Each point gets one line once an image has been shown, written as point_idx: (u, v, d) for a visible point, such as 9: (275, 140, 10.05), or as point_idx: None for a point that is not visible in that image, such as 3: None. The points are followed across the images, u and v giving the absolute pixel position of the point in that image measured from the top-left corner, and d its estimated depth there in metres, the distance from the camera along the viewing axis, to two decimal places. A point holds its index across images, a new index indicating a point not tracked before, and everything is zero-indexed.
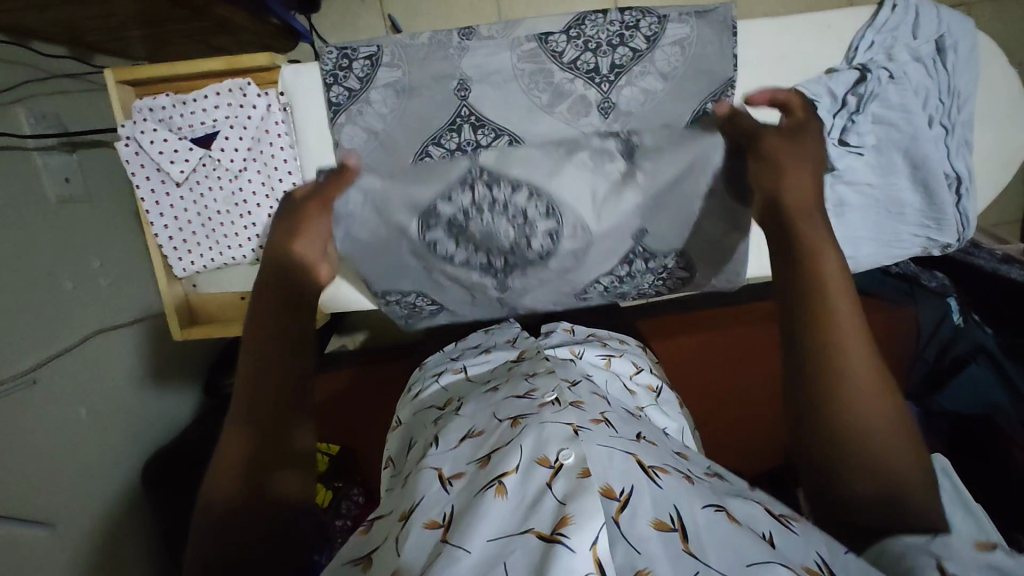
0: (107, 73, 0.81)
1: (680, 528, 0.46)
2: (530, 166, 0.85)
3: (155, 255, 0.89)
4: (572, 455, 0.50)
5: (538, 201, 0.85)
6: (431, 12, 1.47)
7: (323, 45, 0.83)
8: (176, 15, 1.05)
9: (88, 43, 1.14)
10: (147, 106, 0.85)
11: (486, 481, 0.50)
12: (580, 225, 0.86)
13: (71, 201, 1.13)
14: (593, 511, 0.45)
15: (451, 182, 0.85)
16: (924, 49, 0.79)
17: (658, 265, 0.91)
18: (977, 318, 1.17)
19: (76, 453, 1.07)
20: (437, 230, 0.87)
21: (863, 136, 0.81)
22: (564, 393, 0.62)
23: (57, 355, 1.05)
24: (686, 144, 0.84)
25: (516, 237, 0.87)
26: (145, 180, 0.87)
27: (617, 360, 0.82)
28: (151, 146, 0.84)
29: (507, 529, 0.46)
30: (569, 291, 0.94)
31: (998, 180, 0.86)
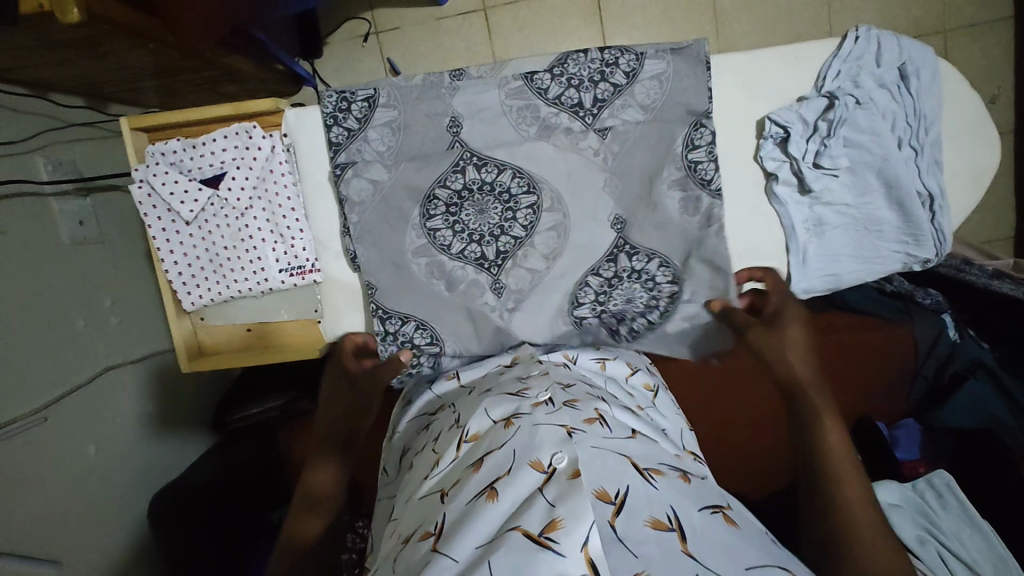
0: (123, 120, 0.87)
1: (677, 527, 0.49)
2: (520, 185, 0.88)
3: (165, 290, 0.92)
4: (564, 459, 0.53)
5: (536, 221, 0.88)
6: (428, 54, 1.54)
7: (323, 90, 0.88)
8: (187, 65, 1.11)
9: (104, 94, 1.20)
10: (159, 151, 0.90)
11: (477, 489, 0.54)
12: (561, 230, 0.88)
13: (85, 243, 1.18)
14: (583, 511, 0.47)
15: (455, 214, 0.88)
16: (888, 76, 0.84)
17: (647, 272, 0.89)
18: (973, 334, 1.18)
19: (85, 489, 1.09)
20: (444, 260, 0.89)
21: (836, 158, 0.84)
22: (557, 395, 0.65)
23: (68, 393, 1.08)
24: (673, 158, 0.87)
25: (513, 253, 0.89)
26: (156, 219, 0.90)
27: (611, 362, 0.84)
28: (162, 187, 0.88)
29: (499, 530, 0.50)
30: (560, 307, 0.90)
31: (971, 197, 0.88)
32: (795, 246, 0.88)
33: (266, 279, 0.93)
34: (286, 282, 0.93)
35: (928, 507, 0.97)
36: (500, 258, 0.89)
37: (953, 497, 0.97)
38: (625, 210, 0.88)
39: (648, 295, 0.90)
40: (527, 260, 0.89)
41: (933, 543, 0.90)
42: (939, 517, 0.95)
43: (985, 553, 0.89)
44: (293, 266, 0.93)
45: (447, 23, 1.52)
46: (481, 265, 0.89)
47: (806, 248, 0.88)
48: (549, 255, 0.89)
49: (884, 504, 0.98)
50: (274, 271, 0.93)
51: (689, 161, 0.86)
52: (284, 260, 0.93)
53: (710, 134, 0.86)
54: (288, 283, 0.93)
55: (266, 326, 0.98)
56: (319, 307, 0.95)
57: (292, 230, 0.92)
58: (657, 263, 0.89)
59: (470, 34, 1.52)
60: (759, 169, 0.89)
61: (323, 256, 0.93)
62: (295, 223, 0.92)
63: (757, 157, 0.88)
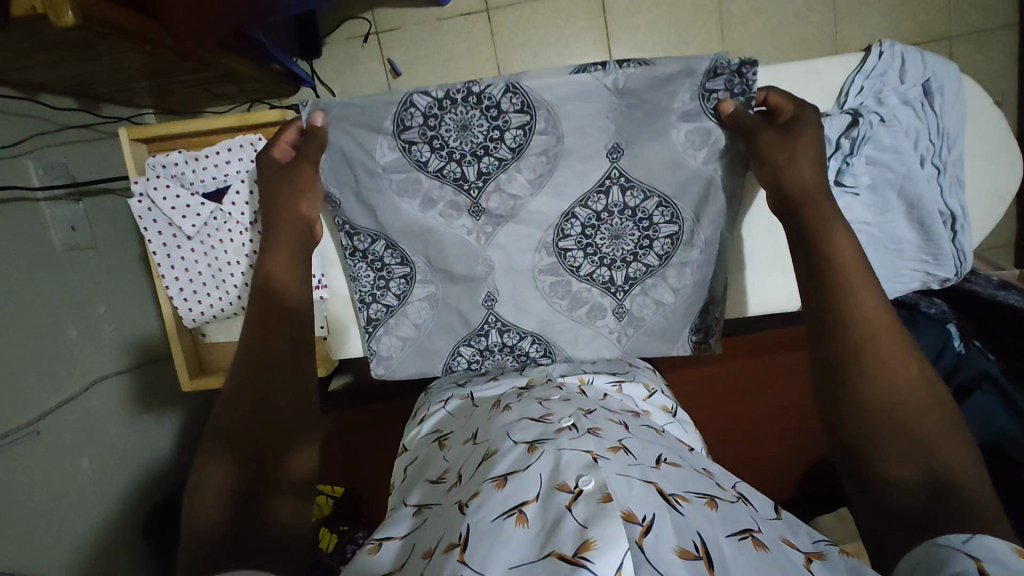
0: (121, 132, 0.82)
1: (704, 556, 0.47)
2: (512, 101, 0.76)
3: (166, 304, 0.89)
4: (591, 482, 0.52)
5: (524, 142, 0.78)
6: (428, 56, 1.51)
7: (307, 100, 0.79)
8: (184, 67, 1.08)
9: (97, 95, 1.17)
10: (159, 163, 0.84)
11: (505, 508, 0.53)
12: (551, 157, 0.79)
13: (78, 248, 1.14)
14: (617, 535, 0.47)
15: (434, 128, 0.77)
16: (912, 93, 0.81)
17: (641, 210, 0.80)
18: (978, 345, 1.19)
19: (78, 504, 1.06)
20: (422, 177, 0.80)
21: (858, 177, 0.80)
22: (580, 421, 0.66)
23: (61, 404, 1.05)
24: (688, 83, 0.75)
25: (495, 176, 0.79)
26: (156, 234, 0.85)
27: (628, 385, 0.87)
28: (163, 201, 0.83)
29: (526, 554, 0.48)
30: (544, 238, 0.82)
31: (991, 215, 0.87)
32: None
33: None
34: None
35: None
36: (482, 180, 0.79)
37: None
38: (624, 137, 0.78)
39: (641, 232, 0.81)
40: (510, 185, 0.80)
41: None
42: None
43: None
44: None
45: (449, 23, 1.49)
46: (461, 186, 0.80)
47: None
48: (536, 182, 0.80)
49: None
50: None
51: (704, 90, 0.75)
52: None
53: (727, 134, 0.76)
54: None
55: None
56: (325, 323, 0.94)
57: None
58: (655, 202, 0.80)
59: (473, 35, 1.50)
60: None
61: (330, 271, 0.91)
62: None
63: None
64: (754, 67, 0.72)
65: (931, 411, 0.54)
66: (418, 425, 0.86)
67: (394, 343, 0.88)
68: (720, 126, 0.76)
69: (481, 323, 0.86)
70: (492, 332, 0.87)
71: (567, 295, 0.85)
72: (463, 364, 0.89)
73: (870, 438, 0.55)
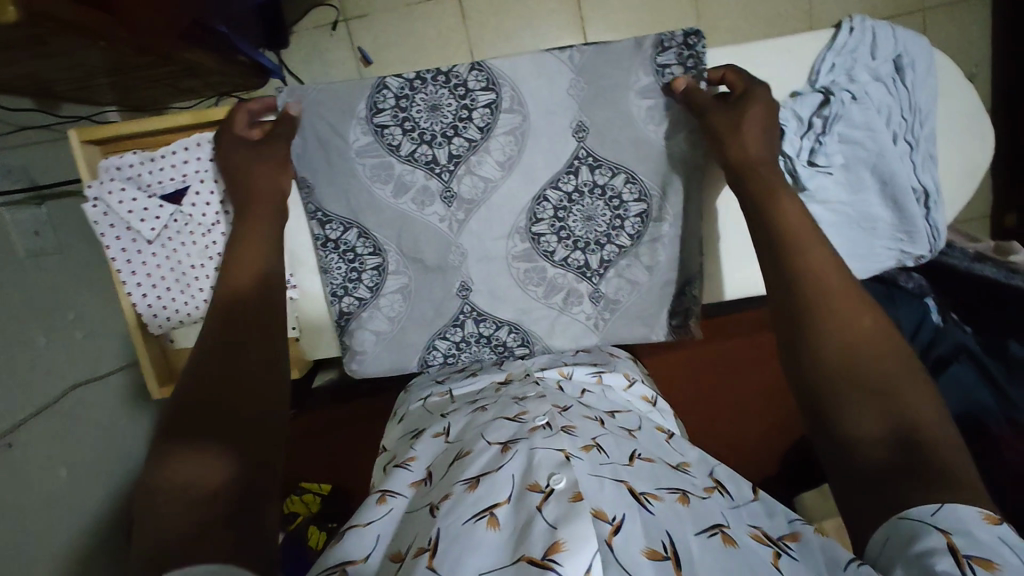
0: (70, 134, 0.76)
1: (673, 556, 0.48)
2: (478, 80, 0.76)
3: (128, 312, 0.83)
4: (562, 481, 0.52)
5: (493, 123, 0.77)
6: (399, 43, 1.47)
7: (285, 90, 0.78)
8: (143, 62, 1.04)
9: (54, 95, 1.12)
10: (114, 165, 0.78)
11: (474, 510, 0.52)
12: (519, 135, 0.78)
13: (42, 254, 1.10)
14: (585, 534, 0.46)
15: (405, 110, 0.76)
16: (882, 69, 0.81)
17: (610, 188, 0.79)
18: (955, 318, 1.20)
19: (55, 515, 1.04)
20: (393, 162, 0.78)
21: (830, 157, 0.80)
22: (555, 419, 0.65)
23: (33, 415, 1.02)
24: (642, 56, 0.76)
25: (466, 158, 0.78)
26: (115, 239, 0.79)
27: (608, 374, 0.84)
28: (119, 206, 0.77)
29: (493, 559, 0.48)
30: (517, 222, 0.80)
31: (964, 191, 0.87)
32: None
33: None
34: None
35: None
36: (453, 163, 0.78)
37: None
38: (588, 114, 0.77)
39: (612, 212, 0.80)
40: (480, 168, 0.78)
41: None
42: None
43: None
44: None
45: (418, 9, 1.45)
46: (432, 170, 0.78)
47: None
48: (506, 163, 0.78)
49: None
50: None
51: (659, 64, 0.76)
52: None
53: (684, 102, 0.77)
54: None
55: None
56: (296, 325, 0.89)
57: None
58: (623, 179, 0.79)
59: (444, 20, 1.46)
60: None
61: (299, 271, 0.86)
62: None
63: None
64: (699, 38, 0.75)
65: (899, 372, 0.54)
66: (398, 423, 0.84)
67: (367, 338, 0.85)
68: (677, 99, 0.76)
69: (456, 313, 0.84)
70: (467, 323, 0.85)
71: (543, 282, 0.83)
72: (438, 358, 0.87)
73: (843, 403, 0.54)
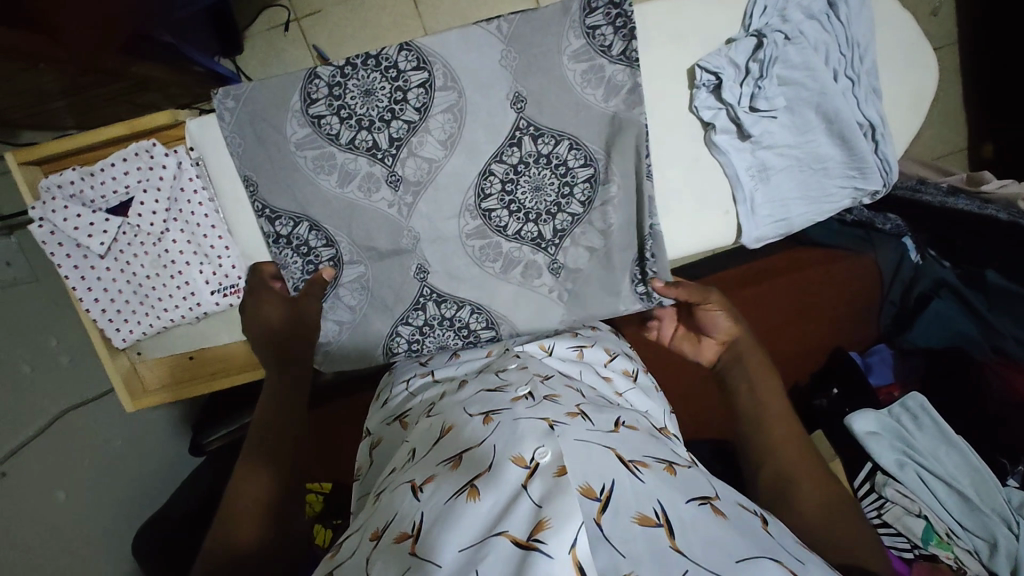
0: (7, 157, 0.75)
1: (665, 523, 0.48)
2: (408, 59, 0.76)
3: (91, 330, 0.81)
4: (548, 454, 0.51)
5: (430, 103, 0.77)
6: (353, 36, 1.46)
7: (214, 91, 0.75)
8: (91, 80, 1.02)
9: (9, 124, 1.11)
10: (55, 183, 0.77)
11: (457, 486, 0.52)
12: (457, 113, 0.78)
13: (15, 284, 1.08)
14: (571, 511, 0.45)
15: (340, 97, 0.76)
16: (816, 6, 0.79)
17: (556, 156, 0.80)
18: (935, 254, 1.17)
19: (59, 538, 1.06)
20: (335, 151, 0.78)
21: (772, 99, 0.79)
22: (537, 388, 0.65)
23: (23, 444, 1.03)
24: (571, 21, 0.76)
25: (407, 140, 0.78)
26: (66, 258, 0.78)
27: (589, 350, 0.82)
28: (65, 224, 0.76)
29: (481, 530, 0.47)
30: (465, 201, 0.81)
31: (912, 123, 0.86)
32: (741, 194, 0.83)
33: (198, 305, 0.83)
34: (221, 304, 0.84)
35: (905, 430, 1.05)
36: (395, 147, 0.78)
37: (927, 414, 1.05)
38: (525, 85, 0.78)
39: (560, 180, 0.81)
40: (423, 149, 0.79)
41: (911, 464, 1.01)
42: (915, 438, 1.04)
43: (962, 468, 0.99)
44: (225, 286, 0.84)
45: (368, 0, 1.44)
46: (375, 156, 0.78)
47: (753, 196, 0.84)
48: (447, 142, 0.79)
49: (863, 434, 1.04)
50: (206, 296, 0.83)
51: (587, 26, 0.76)
52: (214, 281, 0.83)
53: (616, 60, 0.77)
54: (223, 304, 0.84)
55: (207, 352, 0.90)
56: None
57: (216, 249, 0.82)
58: (567, 146, 0.80)
59: (396, 9, 1.44)
60: (695, 120, 0.83)
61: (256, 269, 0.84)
62: (218, 241, 0.82)
63: (692, 108, 0.83)
64: None
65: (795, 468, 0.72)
66: (380, 407, 0.82)
67: (332, 327, 0.85)
68: (610, 61, 0.77)
69: (419, 292, 0.85)
70: (429, 304, 0.85)
71: (499, 257, 0.84)
72: (405, 342, 0.87)
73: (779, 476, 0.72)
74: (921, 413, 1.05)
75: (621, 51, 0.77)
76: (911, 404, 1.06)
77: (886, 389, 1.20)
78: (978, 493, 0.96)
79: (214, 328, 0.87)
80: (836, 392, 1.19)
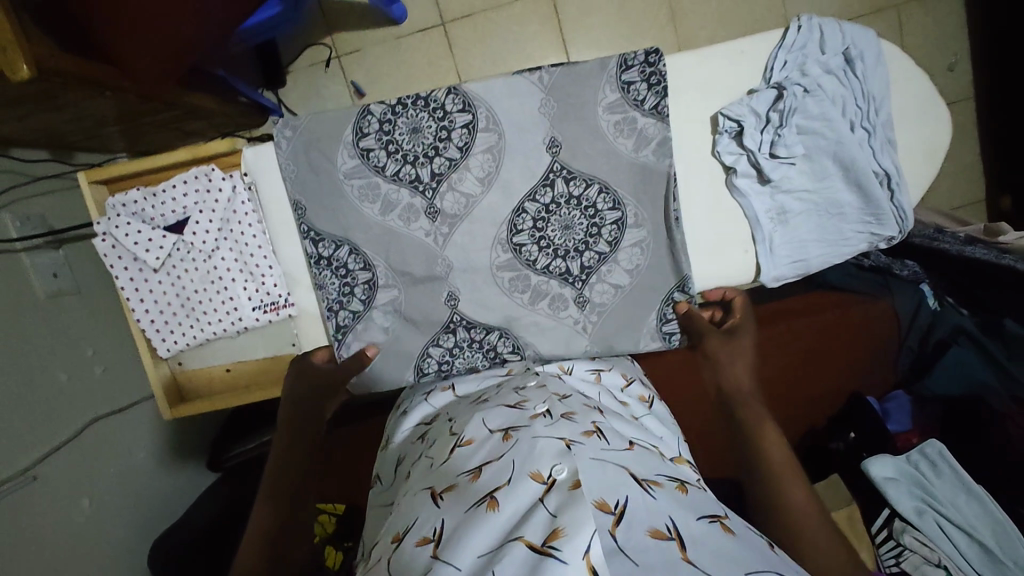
0: (79, 176, 0.82)
1: (677, 537, 0.49)
2: (455, 102, 0.82)
3: (139, 339, 0.87)
4: (564, 470, 0.53)
5: (471, 142, 0.82)
6: (390, 75, 1.54)
7: (276, 122, 0.82)
8: (148, 109, 1.10)
9: (67, 146, 1.18)
10: (119, 203, 0.84)
11: (477, 498, 0.54)
12: (496, 152, 0.83)
13: (59, 296, 1.14)
14: (584, 519, 0.47)
15: (388, 133, 0.82)
16: (833, 62, 0.84)
17: (585, 198, 0.85)
18: (953, 301, 1.17)
19: (80, 544, 1.08)
20: (379, 181, 0.83)
21: (791, 147, 0.83)
22: (555, 406, 0.67)
23: (54, 450, 1.06)
24: (607, 75, 0.82)
25: (447, 175, 0.83)
26: (123, 270, 0.84)
27: (606, 373, 0.86)
28: (126, 239, 0.82)
29: (502, 537, 0.49)
30: (498, 234, 0.85)
31: (928, 174, 0.89)
32: (761, 235, 0.86)
33: (240, 319, 0.88)
34: (261, 320, 0.88)
35: (924, 477, 1.04)
36: (435, 180, 0.83)
37: (945, 462, 1.04)
38: (560, 129, 0.83)
39: (588, 221, 0.85)
40: (462, 184, 0.83)
41: (930, 512, 1.00)
42: (932, 484, 1.03)
43: (982, 518, 0.98)
44: (266, 303, 0.88)
45: (406, 41, 1.52)
46: (416, 188, 0.83)
47: (772, 236, 0.87)
48: (485, 179, 0.84)
49: (880, 479, 1.04)
50: (248, 311, 0.88)
51: (623, 81, 0.82)
52: (257, 298, 0.88)
53: (650, 112, 0.82)
54: (262, 321, 0.88)
55: (244, 365, 0.92)
56: (297, 341, 0.91)
57: (261, 268, 0.87)
58: (597, 190, 0.85)
59: (431, 50, 1.53)
60: (717, 164, 0.87)
61: (295, 290, 0.88)
62: (263, 260, 0.87)
63: (714, 153, 0.87)
64: (659, 55, 0.81)
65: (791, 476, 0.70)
66: (401, 418, 0.86)
67: (364, 349, 0.88)
68: (642, 114, 0.82)
69: (449, 320, 0.88)
70: (459, 330, 0.88)
71: (527, 288, 0.87)
72: (433, 366, 0.89)
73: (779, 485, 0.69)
74: (940, 462, 1.05)
75: (654, 106, 0.82)
76: (929, 451, 1.06)
77: (904, 436, 1.19)
78: (998, 544, 0.94)
79: (254, 342, 0.91)
80: (853, 436, 1.18)
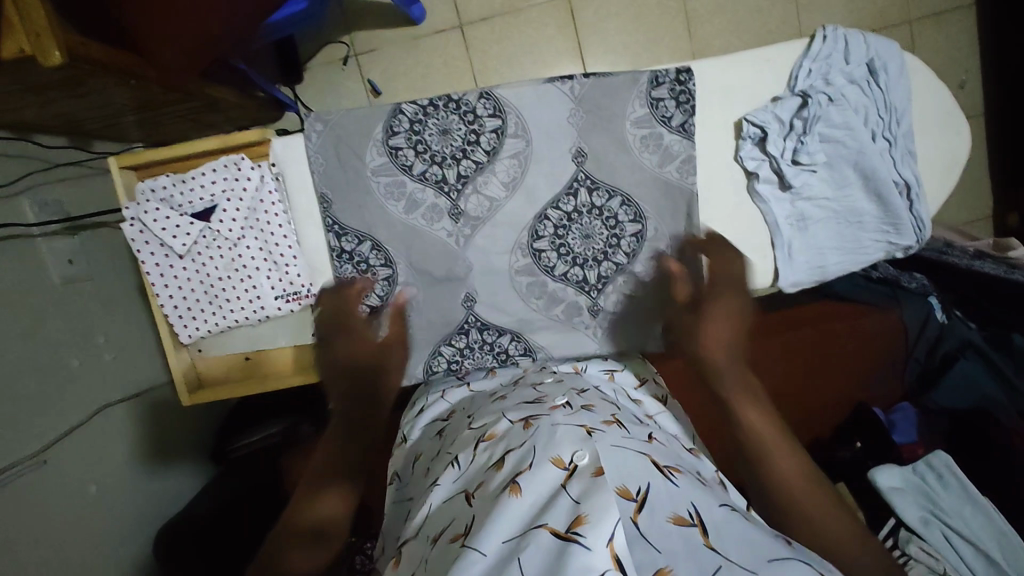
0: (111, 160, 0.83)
1: (698, 523, 0.50)
2: (486, 107, 0.83)
3: (162, 325, 0.87)
4: (586, 456, 0.54)
5: (499, 147, 0.84)
6: (406, 75, 1.55)
7: (306, 116, 0.83)
8: (169, 100, 1.10)
9: (86, 134, 1.19)
10: (149, 188, 0.85)
11: (502, 484, 0.55)
12: (522, 159, 0.84)
13: (73, 282, 1.14)
14: (607, 504, 0.47)
15: (418, 133, 0.83)
16: (857, 73, 0.86)
17: (607, 209, 0.86)
18: (960, 313, 1.20)
19: (85, 529, 1.08)
20: (407, 181, 0.84)
21: (813, 154, 0.84)
22: (573, 398, 0.68)
23: (63, 435, 1.06)
24: (637, 91, 0.84)
25: (473, 178, 0.84)
26: (149, 255, 0.85)
27: (619, 373, 0.86)
28: (154, 224, 0.83)
29: (523, 526, 0.49)
30: (519, 237, 0.86)
31: (945, 188, 0.90)
32: (781, 240, 0.87)
33: (262, 307, 0.88)
34: (283, 310, 0.89)
35: (930, 489, 1.05)
36: (461, 183, 0.84)
37: (952, 475, 1.05)
38: (582, 132, 0.85)
39: (608, 231, 0.87)
40: (487, 188, 0.85)
41: (936, 523, 1.00)
42: (939, 496, 1.04)
43: (989, 530, 0.98)
44: (288, 292, 0.88)
45: (424, 42, 1.53)
46: (441, 189, 0.85)
47: (791, 243, 0.88)
48: (510, 184, 0.85)
49: (887, 489, 1.06)
50: (270, 300, 0.88)
51: (652, 98, 0.84)
52: (280, 287, 0.88)
53: (676, 128, 0.84)
54: (285, 310, 0.89)
55: (265, 355, 0.93)
56: (317, 332, 0.91)
57: (286, 257, 0.87)
58: (620, 201, 0.87)
59: (448, 51, 1.54)
60: (739, 169, 0.88)
61: (319, 280, 0.89)
62: (289, 250, 0.87)
63: (737, 158, 0.88)
64: (689, 75, 0.83)
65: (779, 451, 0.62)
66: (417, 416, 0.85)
67: None
68: (668, 131, 0.85)
69: (464, 321, 0.89)
70: (472, 331, 0.90)
71: (544, 295, 0.89)
72: (444, 364, 0.90)
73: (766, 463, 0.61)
74: (946, 474, 1.06)
75: (680, 124, 0.85)
76: (936, 463, 1.07)
77: (910, 446, 1.19)
78: (1006, 557, 0.94)
79: (277, 331, 0.91)
80: (859, 446, 1.19)
